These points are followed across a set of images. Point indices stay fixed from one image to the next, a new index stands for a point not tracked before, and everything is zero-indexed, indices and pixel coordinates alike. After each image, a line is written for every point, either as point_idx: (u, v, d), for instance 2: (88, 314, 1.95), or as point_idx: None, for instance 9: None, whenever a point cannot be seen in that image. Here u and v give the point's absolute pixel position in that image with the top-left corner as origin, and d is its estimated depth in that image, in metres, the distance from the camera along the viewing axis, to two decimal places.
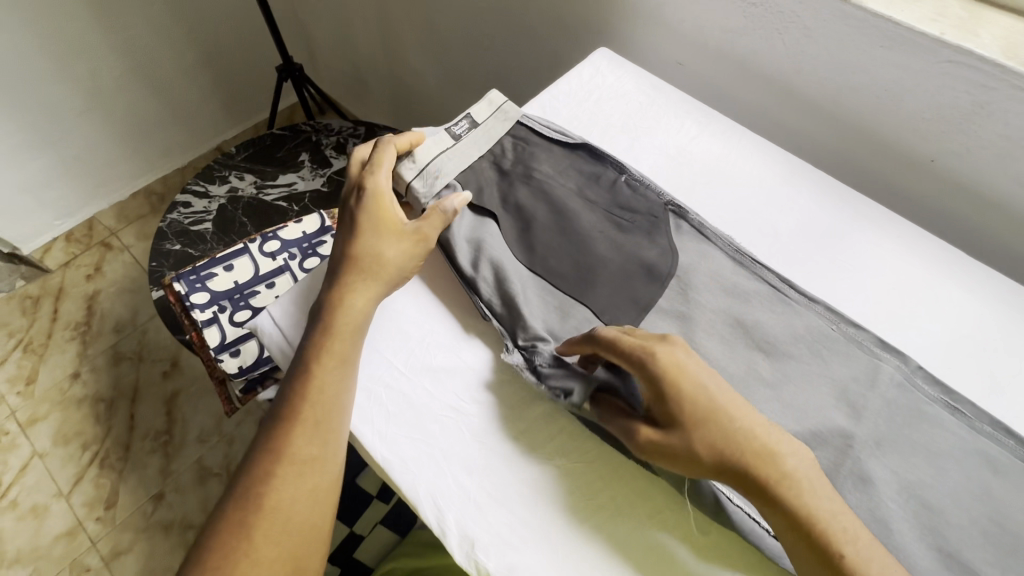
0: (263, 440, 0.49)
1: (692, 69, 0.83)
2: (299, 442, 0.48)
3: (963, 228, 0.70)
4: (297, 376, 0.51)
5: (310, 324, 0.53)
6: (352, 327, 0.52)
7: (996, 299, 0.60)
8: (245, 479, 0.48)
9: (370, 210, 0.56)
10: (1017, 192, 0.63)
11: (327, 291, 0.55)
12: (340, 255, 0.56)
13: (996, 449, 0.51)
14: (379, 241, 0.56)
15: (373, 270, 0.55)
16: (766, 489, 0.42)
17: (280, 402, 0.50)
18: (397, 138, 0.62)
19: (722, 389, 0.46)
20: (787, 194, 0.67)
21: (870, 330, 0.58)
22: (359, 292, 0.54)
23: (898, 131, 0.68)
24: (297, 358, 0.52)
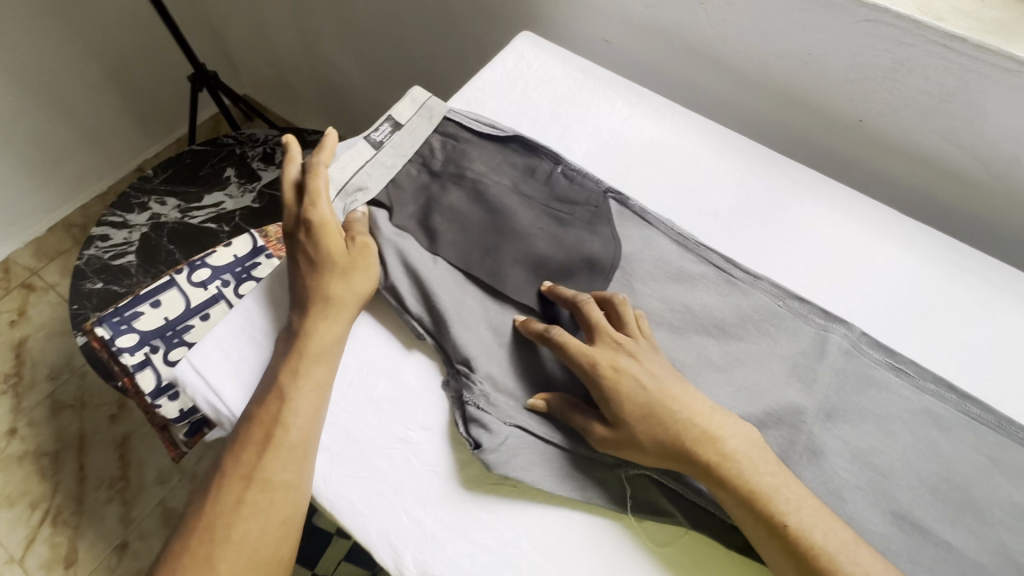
0: (230, 463, 0.46)
1: (620, 47, 0.80)
2: (272, 468, 0.45)
3: (895, 185, 0.70)
4: (273, 395, 0.48)
5: (283, 340, 0.51)
6: (324, 345, 0.50)
7: (929, 255, 0.61)
8: (211, 503, 0.44)
9: (318, 241, 0.54)
10: (942, 146, 0.64)
11: (294, 308, 0.52)
12: (302, 275, 0.54)
13: (939, 405, 0.52)
14: (340, 260, 0.53)
15: (335, 289, 0.52)
16: (709, 474, 0.44)
17: (251, 421, 0.47)
18: (320, 155, 0.58)
19: (660, 383, 0.47)
20: (724, 170, 0.66)
21: (813, 302, 0.58)
22: (321, 309, 0.51)
23: (826, 95, 0.68)
24: (269, 376, 0.49)
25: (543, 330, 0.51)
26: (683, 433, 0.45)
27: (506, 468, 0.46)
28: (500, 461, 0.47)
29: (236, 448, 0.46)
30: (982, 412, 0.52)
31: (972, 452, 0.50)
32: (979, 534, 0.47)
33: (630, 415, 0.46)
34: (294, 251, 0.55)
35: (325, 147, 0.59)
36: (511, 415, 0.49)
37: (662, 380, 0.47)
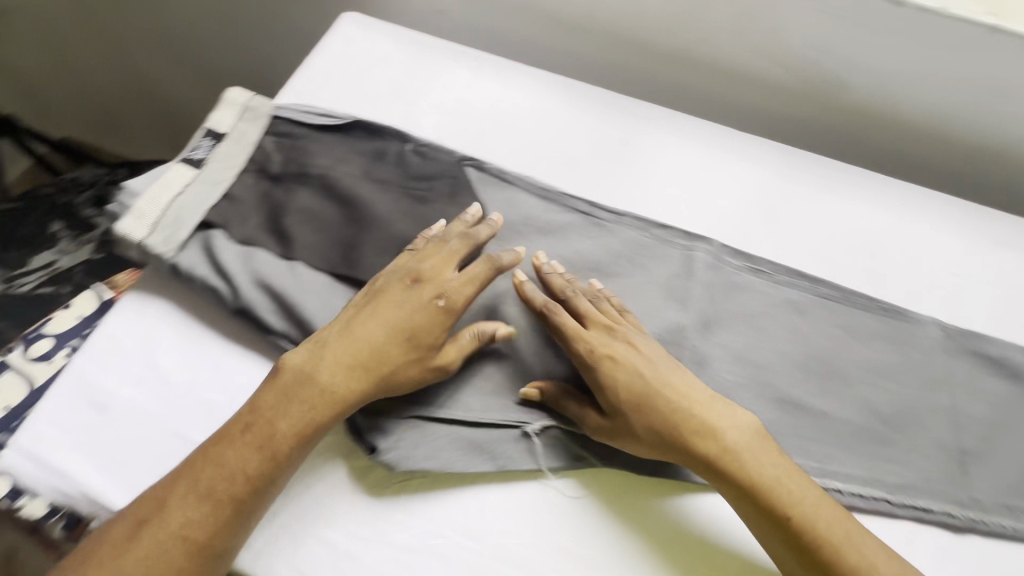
0: (169, 510, 0.40)
1: (454, 15, 0.78)
2: (219, 534, 0.40)
3: (730, 105, 0.75)
4: (258, 462, 0.42)
5: (272, 389, 0.44)
6: (329, 408, 0.44)
7: (766, 162, 0.66)
8: (129, 546, 0.40)
9: (419, 317, 0.47)
10: (758, 62, 0.69)
11: (313, 354, 0.46)
12: (343, 343, 0.46)
13: (795, 293, 0.57)
14: (403, 351, 0.46)
15: (384, 361, 0.46)
16: (712, 467, 0.44)
17: (213, 474, 0.41)
18: (484, 231, 0.53)
19: (654, 372, 0.47)
20: (574, 118, 0.67)
21: (676, 226, 0.61)
22: (342, 359, 0.45)
23: (651, 30, 0.71)
24: (248, 431, 0.43)
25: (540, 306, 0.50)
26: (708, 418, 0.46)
27: (409, 462, 0.45)
28: (400, 456, 0.45)
29: (184, 501, 0.41)
30: (828, 288, 0.58)
31: (826, 327, 0.56)
32: (843, 397, 0.53)
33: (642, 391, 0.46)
34: (356, 321, 0.47)
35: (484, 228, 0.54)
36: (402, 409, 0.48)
37: (681, 374, 0.48)
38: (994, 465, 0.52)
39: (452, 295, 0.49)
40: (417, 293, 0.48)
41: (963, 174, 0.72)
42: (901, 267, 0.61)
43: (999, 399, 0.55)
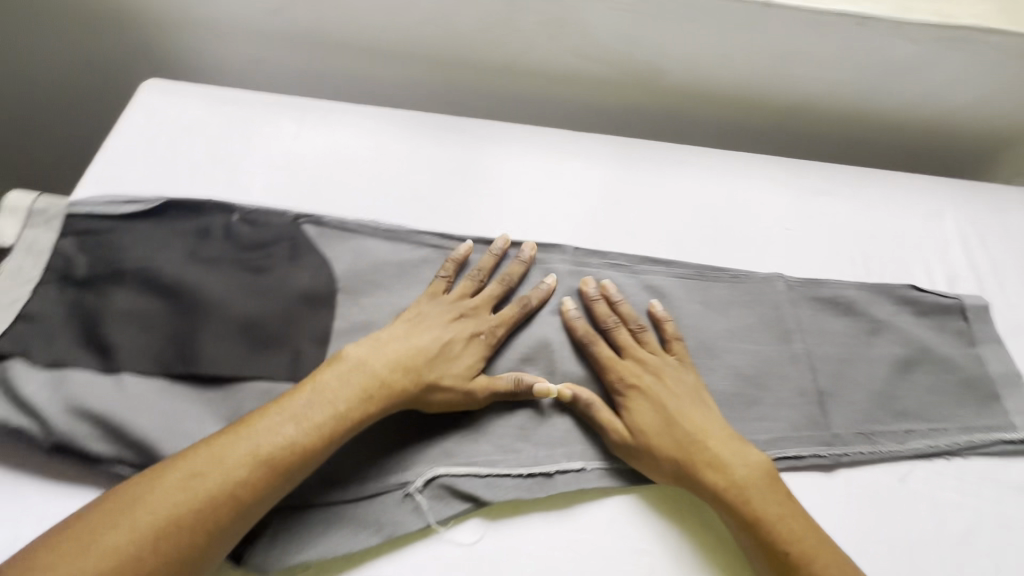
0: (214, 468, 0.40)
1: (274, 63, 0.75)
2: (253, 499, 0.40)
3: (567, 107, 0.78)
4: (315, 436, 0.43)
5: (339, 368, 0.46)
6: (375, 401, 0.46)
7: (604, 158, 0.68)
8: (163, 496, 0.39)
9: (458, 347, 0.50)
10: (579, 63, 0.72)
11: (377, 342, 0.49)
12: (396, 354, 0.48)
13: (651, 281, 0.60)
14: (444, 370, 0.49)
15: (429, 367, 0.48)
16: (719, 497, 0.46)
17: (263, 441, 0.42)
18: (518, 264, 0.57)
19: (692, 402, 0.51)
20: (412, 150, 0.66)
21: (530, 239, 0.61)
22: (394, 356, 0.48)
23: (472, 50, 0.71)
24: (311, 402, 0.44)
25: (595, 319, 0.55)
26: (705, 436, 0.49)
27: (286, 560, 0.43)
28: (275, 556, 0.43)
29: (237, 460, 0.41)
30: (680, 268, 0.61)
31: (684, 306, 0.59)
32: (710, 369, 0.56)
33: (643, 421, 0.49)
34: (404, 338, 0.50)
35: (519, 265, 0.57)
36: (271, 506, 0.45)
37: (683, 400, 0.51)
38: (846, 397, 0.57)
39: (491, 332, 0.52)
40: (460, 324, 0.52)
41: (782, 133, 0.79)
42: (740, 233, 0.65)
43: (842, 336, 0.60)
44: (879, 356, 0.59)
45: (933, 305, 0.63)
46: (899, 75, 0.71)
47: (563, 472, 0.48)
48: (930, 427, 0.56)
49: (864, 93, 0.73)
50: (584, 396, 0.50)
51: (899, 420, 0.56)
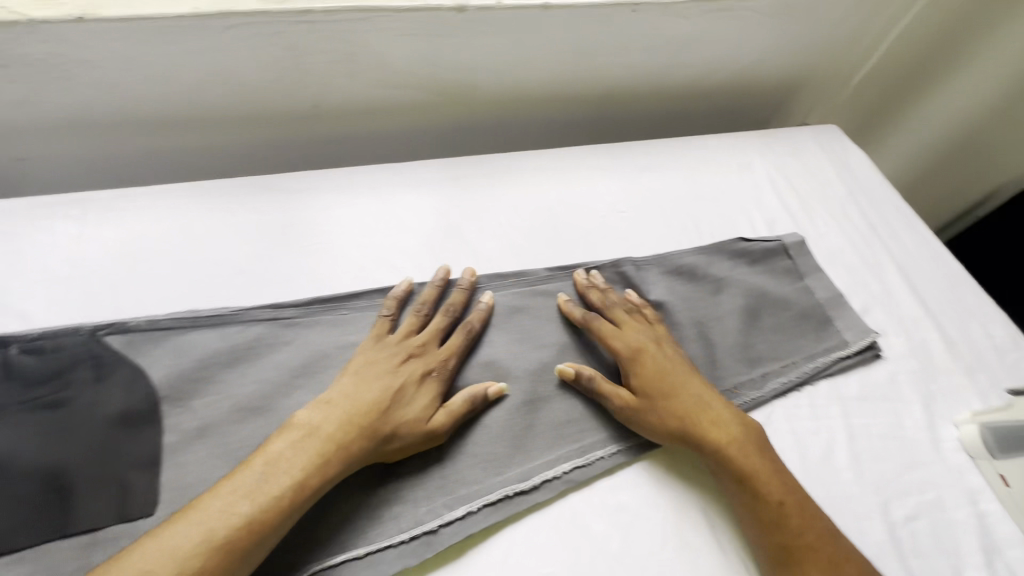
0: (168, 561, 0.37)
1: (47, 158, 0.66)
2: (294, 494, 0.42)
3: (390, 137, 0.76)
4: (278, 506, 0.41)
5: (292, 435, 0.45)
6: (331, 463, 0.44)
7: (433, 182, 0.68)
8: (213, 506, 0.40)
9: (411, 390, 0.49)
10: (386, 92, 0.70)
11: (368, 372, 0.50)
12: (371, 391, 0.48)
13: (502, 294, 0.59)
14: (405, 409, 0.48)
15: (392, 408, 0.48)
16: (723, 454, 0.49)
17: (220, 524, 0.39)
18: (462, 290, 0.57)
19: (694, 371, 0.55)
20: (223, 220, 0.61)
21: (370, 286, 0.58)
22: (372, 387, 0.48)
23: (270, 100, 0.67)
24: (271, 473, 0.42)
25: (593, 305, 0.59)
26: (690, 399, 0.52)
27: None
28: None
29: (193, 548, 0.38)
30: (530, 276, 0.61)
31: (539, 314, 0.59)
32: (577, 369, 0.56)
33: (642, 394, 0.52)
34: (367, 382, 0.49)
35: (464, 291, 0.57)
36: None
37: (684, 367, 0.55)
38: (704, 357, 0.60)
39: (441, 366, 0.52)
40: (409, 365, 0.51)
41: (599, 119, 0.83)
42: (579, 225, 0.67)
43: (691, 301, 0.63)
44: (726, 311, 0.63)
45: (761, 250, 0.69)
46: (684, 48, 0.76)
47: (447, 523, 0.46)
48: (780, 365, 0.60)
49: (661, 70, 0.78)
50: (585, 374, 0.53)
51: (754, 366, 0.60)
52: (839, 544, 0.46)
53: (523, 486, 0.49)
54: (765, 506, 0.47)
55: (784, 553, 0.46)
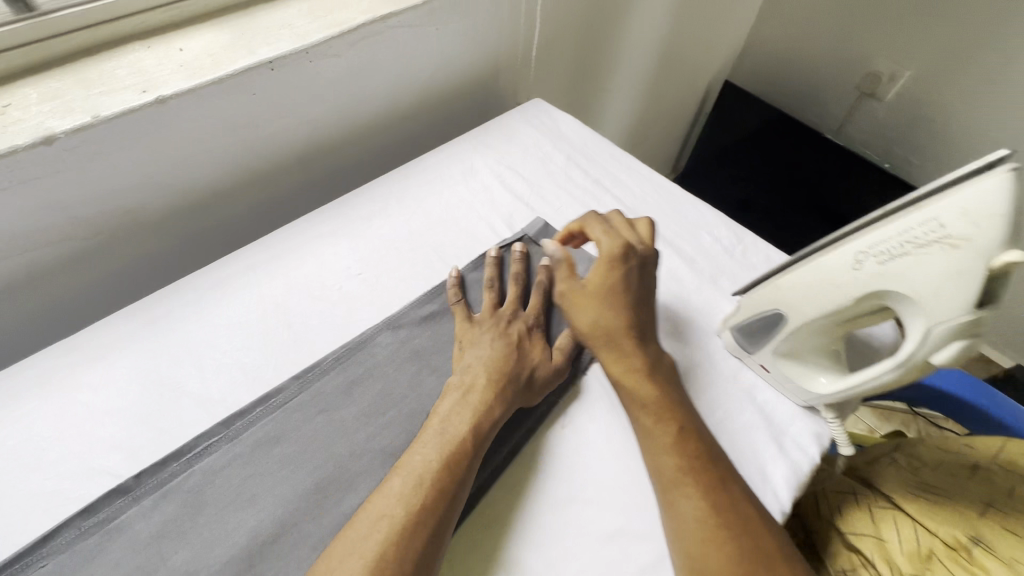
0: (397, 503, 0.43)
1: None
2: (458, 459, 0.47)
3: (62, 300, 0.63)
4: (460, 454, 0.47)
5: (454, 397, 0.52)
6: (489, 406, 0.51)
7: (127, 338, 0.57)
8: (403, 479, 0.45)
9: (527, 344, 0.57)
10: (18, 260, 0.57)
11: (486, 340, 0.56)
12: (493, 352, 0.55)
13: (251, 436, 0.51)
14: (526, 361, 0.56)
15: (521, 362, 0.55)
16: (648, 365, 0.54)
17: (422, 471, 0.45)
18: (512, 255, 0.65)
19: (627, 288, 0.56)
20: None
21: (73, 510, 0.46)
22: (495, 349, 0.56)
23: None
24: (445, 427, 0.49)
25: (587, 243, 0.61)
26: (632, 318, 0.55)
27: None
28: None
29: (408, 495, 0.44)
30: (277, 397, 0.54)
31: (301, 435, 0.52)
32: (408, 433, 0.52)
33: (582, 316, 0.56)
34: (494, 345, 0.56)
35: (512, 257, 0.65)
36: None
37: (619, 287, 0.56)
38: None
39: (538, 321, 0.60)
40: (512, 327, 0.59)
41: (309, 179, 0.78)
42: (317, 310, 0.61)
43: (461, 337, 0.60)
44: None
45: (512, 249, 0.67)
46: (353, 84, 0.73)
47: None
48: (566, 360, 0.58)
49: (342, 112, 0.75)
50: (557, 264, 0.58)
51: None
52: (723, 468, 0.49)
53: None
54: (661, 436, 0.50)
55: (675, 482, 0.48)
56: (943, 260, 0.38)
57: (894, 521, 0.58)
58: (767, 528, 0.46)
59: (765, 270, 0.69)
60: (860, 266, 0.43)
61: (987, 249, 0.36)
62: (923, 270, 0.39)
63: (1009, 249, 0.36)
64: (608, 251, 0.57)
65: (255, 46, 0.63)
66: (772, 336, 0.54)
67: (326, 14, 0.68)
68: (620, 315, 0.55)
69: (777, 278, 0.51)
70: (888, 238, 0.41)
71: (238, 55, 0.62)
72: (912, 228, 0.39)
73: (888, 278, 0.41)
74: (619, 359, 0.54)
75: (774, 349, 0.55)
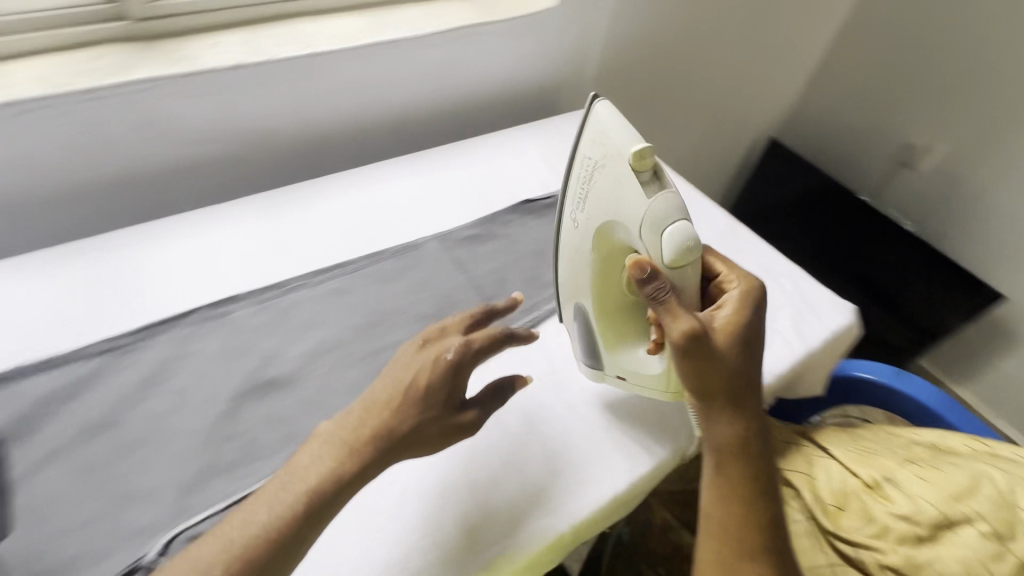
0: (215, 550, 0.41)
1: None
2: (300, 520, 0.43)
3: (209, 186, 0.85)
4: (299, 508, 0.43)
5: (314, 447, 0.47)
6: (342, 468, 0.45)
7: (253, 211, 0.76)
8: (229, 530, 0.43)
9: (421, 382, 0.49)
10: (192, 149, 0.80)
11: (387, 376, 0.50)
12: (385, 392, 0.48)
13: (329, 284, 0.70)
14: (403, 415, 0.48)
15: (402, 414, 0.48)
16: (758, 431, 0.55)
17: (247, 531, 0.42)
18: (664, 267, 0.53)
19: (729, 387, 0.53)
20: (42, 284, 0.64)
21: (204, 303, 0.66)
22: (386, 391, 0.48)
23: (77, 173, 0.74)
24: (297, 474, 0.45)
25: (661, 283, 0.52)
26: (726, 397, 0.53)
27: None
28: None
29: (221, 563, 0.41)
30: (352, 265, 0.72)
31: (364, 291, 0.70)
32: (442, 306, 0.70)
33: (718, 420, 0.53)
34: (388, 382, 0.49)
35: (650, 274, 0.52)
36: None
37: (724, 384, 0.53)
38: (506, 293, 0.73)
39: (458, 353, 0.50)
40: (423, 356, 0.50)
41: (397, 139, 0.99)
42: (389, 219, 0.79)
43: (491, 255, 0.77)
44: (522, 254, 0.78)
45: (542, 206, 0.85)
46: (444, 73, 0.94)
47: None
48: None
49: (436, 92, 0.96)
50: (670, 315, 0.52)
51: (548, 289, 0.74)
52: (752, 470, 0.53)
53: None
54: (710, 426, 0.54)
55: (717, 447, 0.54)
56: (608, 174, 0.55)
57: (804, 461, 0.68)
58: (766, 511, 0.52)
59: (748, 256, 0.83)
60: (578, 222, 0.58)
61: (625, 147, 0.54)
62: (604, 188, 0.55)
63: (637, 143, 0.54)
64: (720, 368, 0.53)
65: (383, 32, 0.86)
66: (596, 346, 0.62)
67: (436, 17, 0.91)
68: (738, 411, 0.53)
69: (563, 283, 0.63)
70: (580, 189, 0.58)
71: (370, 35, 0.85)
72: (584, 170, 0.57)
73: (595, 211, 0.56)
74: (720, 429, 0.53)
75: (589, 358, 0.64)
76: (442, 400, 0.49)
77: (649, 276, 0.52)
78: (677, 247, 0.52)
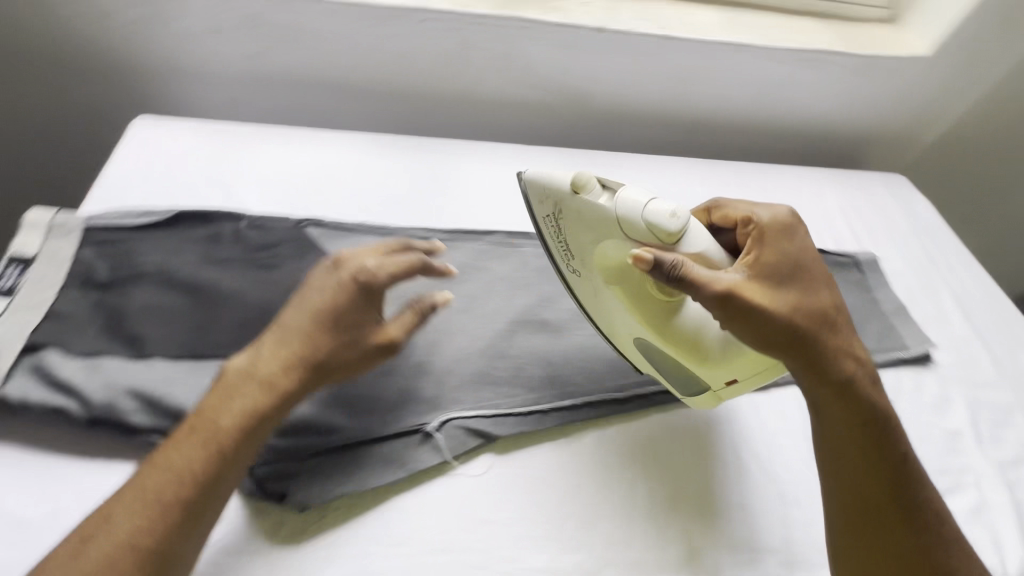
0: (145, 496, 0.40)
1: (248, 101, 0.85)
2: (233, 454, 0.43)
3: (515, 128, 0.92)
4: (235, 442, 0.43)
5: (218, 392, 0.45)
6: (260, 402, 0.45)
7: (557, 163, 0.80)
8: (153, 478, 0.41)
9: (327, 303, 0.48)
10: (522, 91, 0.86)
11: (289, 305, 0.49)
12: (284, 325, 0.48)
13: None
14: (311, 329, 0.47)
15: (315, 336, 0.47)
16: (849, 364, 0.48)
17: (177, 474, 0.41)
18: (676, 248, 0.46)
19: (809, 326, 0.46)
20: (386, 165, 0.75)
21: (502, 230, 0.71)
22: (297, 316, 0.48)
23: (433, 82, 0.84)
24: (215, 417, 0.44)
25: (677, 262, 0.43)
26: (818, 344, 0.46)
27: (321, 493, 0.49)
28: (313, 492, 0.49)
29: (142, 524, 0.39)
30: None
31: None
32: None
33: (813, 374, 0.47)
34: (286, 318, 0.48)
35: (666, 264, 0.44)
36: (305, 450, 0.50)
37: (807, 329, 0.46)
38: None
39: (364, 276, 0.49)
40: (323, 281, 0.49)
41: (690, 141, 0.96)
42: None
43: None
44: None
45: (834, 262, 0.77)
46: (772, 91, 0.90)
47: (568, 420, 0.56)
48: None
49: (753, 108, 0.92)
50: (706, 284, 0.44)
51: None
52: (867, 424, 0.47)
53: (623, 394, 0.58)
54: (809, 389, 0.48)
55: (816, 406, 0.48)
56: (569, 220, 0.50)
57: None
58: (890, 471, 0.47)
59: None
60: (574, 271, 0.54)
61: (565, 192, 0.48)
62: (579, 235, 0.50)
63: (572, 177, 0.48)
64: (792, 309, 0.46)
65: (737, 34, 0.84)
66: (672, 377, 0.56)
67: (792, 34, 0.86)
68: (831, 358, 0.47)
69: (599, 319, 0.57)
70: (558, 244, 0.53)
71: (723, 33, 0.83)
72: (548, 225, 0.52)
73: (584, 258, 0.52)
74: (814, 385, 0.47)
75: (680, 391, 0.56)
76: (350, 311, 0.48)
77: (659, 262, 0.43)
78: (657, 221, 0.45)
